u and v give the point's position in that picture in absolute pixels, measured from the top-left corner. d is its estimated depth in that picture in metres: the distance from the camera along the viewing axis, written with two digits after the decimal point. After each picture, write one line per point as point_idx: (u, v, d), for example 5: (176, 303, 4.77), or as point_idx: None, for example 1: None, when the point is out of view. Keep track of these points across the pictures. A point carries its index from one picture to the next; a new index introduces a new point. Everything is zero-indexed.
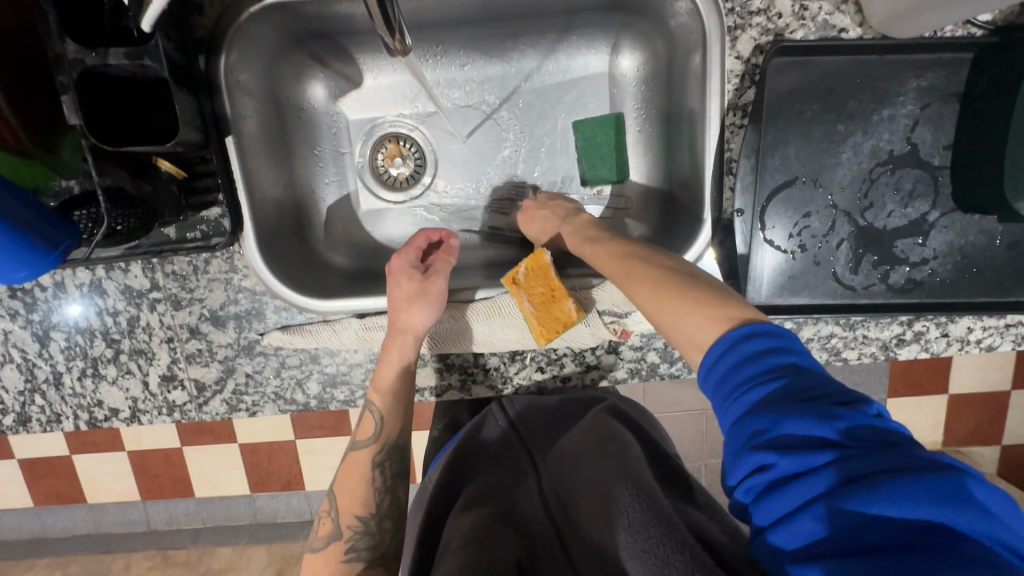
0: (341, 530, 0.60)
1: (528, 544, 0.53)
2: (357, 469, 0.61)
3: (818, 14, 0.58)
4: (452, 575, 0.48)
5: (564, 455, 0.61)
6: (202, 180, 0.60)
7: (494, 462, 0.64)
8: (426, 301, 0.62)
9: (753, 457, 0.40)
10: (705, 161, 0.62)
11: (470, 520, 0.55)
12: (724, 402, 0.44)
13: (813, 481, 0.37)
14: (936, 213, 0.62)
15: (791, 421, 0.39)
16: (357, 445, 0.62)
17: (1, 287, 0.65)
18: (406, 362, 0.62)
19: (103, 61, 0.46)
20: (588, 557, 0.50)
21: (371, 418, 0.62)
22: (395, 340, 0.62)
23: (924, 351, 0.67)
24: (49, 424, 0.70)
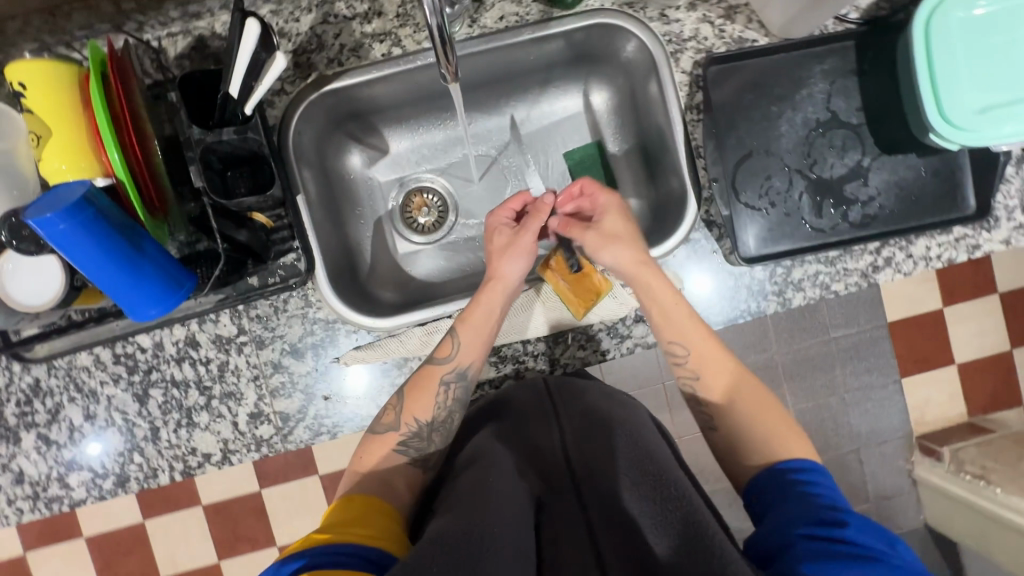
0: (400, 423, 0.68)
1: (545, 485, 0.62)
2: (430, 382, 0.69)
3: (734, 33, 0.77)
4: (469, 490, 0.57)
5: (590, 416, 0.67)
6: (278, 234, 0.73)
7: (525, 410, 0.70)
8: (515, 253, 0.74)
9: (817, 518, 0.51)
10: (678, 151, 0.78)
11: (498, 455, 0.64)
12: (783, 488, 0.58)
13: (859, 549, 0.48)
14: (867, 159, 0.77)
15: (853, 514, 0.51)
16: (435, 361, 0.70)
17: (106, 355, 0.75)
18: (491, 302, 0.72)
19: (218, 138, 0.61)
20: (600, 506, 0.57)
21: (452, 342, 0.70)
22: (491, 284, 0.73)
23: (898, 273, 0.79)
24: (146, 480, 0.76)
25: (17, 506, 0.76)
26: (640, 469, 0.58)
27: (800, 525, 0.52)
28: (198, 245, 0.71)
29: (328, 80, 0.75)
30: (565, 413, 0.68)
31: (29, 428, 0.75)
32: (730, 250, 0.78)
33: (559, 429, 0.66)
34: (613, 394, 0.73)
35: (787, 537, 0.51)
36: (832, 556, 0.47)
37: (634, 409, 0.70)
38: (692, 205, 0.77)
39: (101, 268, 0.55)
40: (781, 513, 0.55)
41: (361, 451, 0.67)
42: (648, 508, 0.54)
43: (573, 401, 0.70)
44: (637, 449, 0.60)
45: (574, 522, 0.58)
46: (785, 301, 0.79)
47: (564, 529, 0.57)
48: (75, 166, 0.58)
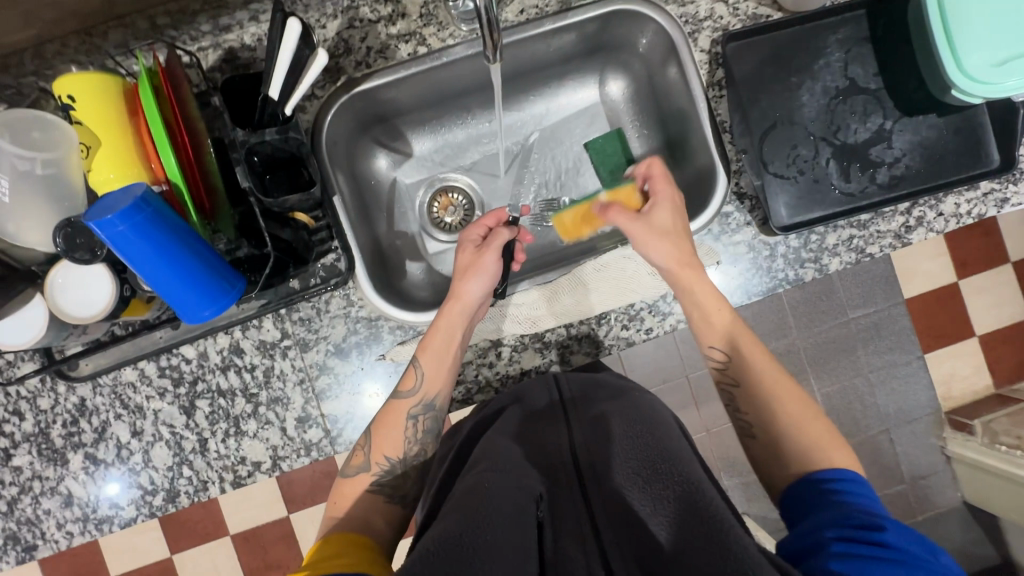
0: (371, 464, 0.68)
1: (551, 482, 0.60)
2: (396, 415, 0.69)
3: (748, 10, 0.79)
4: (465, 491, 0.56)
5: (603, 423, 0.65)
6: (318, 235, 0.73)
7: (537, 414, 0.70)
8: (476, 274, 0.73)
9: (854, 522, 0.49)
10: (705, 128, 0.79)
11: (502, 452, 0.63)
12: (818, 499, 0.56)
13: (899, 552, 0.46)
14: (889, 122, 0.79)
15: (892, 521, 0.49)
16: (398, 394, 0.70)
17: (151, 369, 0.74)
18: (454, 327, 0.72)
19: (262, 138, 0.62)
20: (609, 507, 0.56)
21: (414, 374, 0.70)
22: (450, 307, 0.72)
23: (931, 232, 0.80)
24: (196, 493, 0.75)
25: (67, 531, 0.74)
26: (652, 464, 0.56)
27: (833, 527, 0.50)
28: (238, 253, 0.68)
29: (357, 81, 0.76)
30: (577, 419, 0.67)
31: (76, 449, 0.74)
32: (763, 221, 0.79)
33: (570, 432, 0.65)
34: (626, 392, 0.72)
35: (822, 538, 0.49)
36: (874, 556, 0.45)
37: (655, 411, 0.67)
38: (722, 179, 0.78)
39: (155, 270, 0.55)
40: (818, 520, 0.53)
41: (335, 494, 0.68)
42: (660, 504, 0.53)
43: (586, 408, 0.68)
44: (647, 445, 0.59)
45: (579, 514, 0.57)
46: (822, 266, 0.79)
47: (569, 525, 0.56)
48: (122, 174, 0.59)
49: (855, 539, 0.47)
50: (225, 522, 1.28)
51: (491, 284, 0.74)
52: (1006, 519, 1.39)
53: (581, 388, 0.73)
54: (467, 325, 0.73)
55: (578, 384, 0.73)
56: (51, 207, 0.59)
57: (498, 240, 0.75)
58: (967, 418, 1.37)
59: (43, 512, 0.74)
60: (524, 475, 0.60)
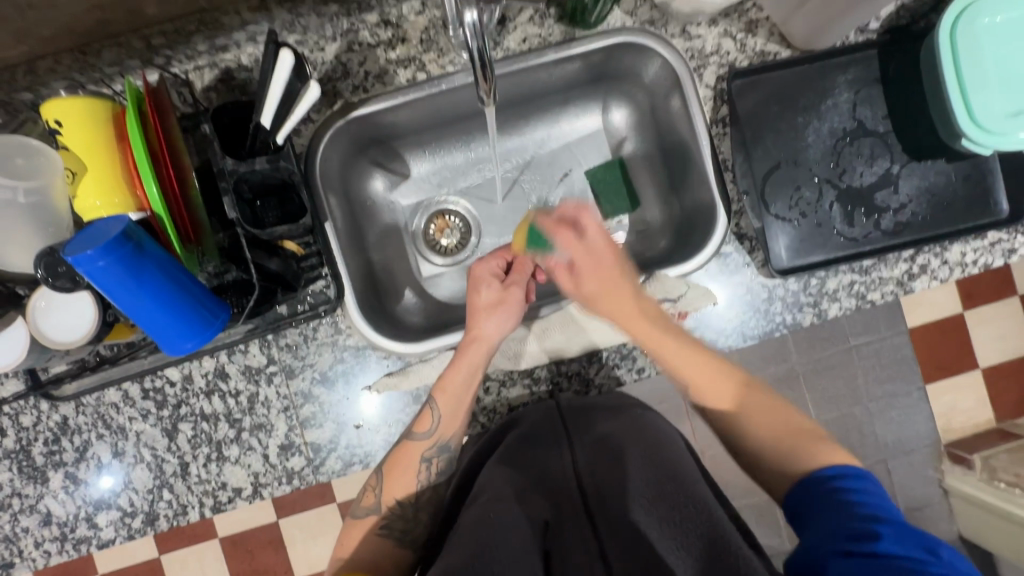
0: (379, 506, 0.67)
1: (555, 509, 0.61)
2: (410, 457, 0.68)
3: (756, 46, 0.77)
4: (468, 524, 0.55)
5: (604, 447, 0.64)
6: (307, 261, 0.72)
7: (537, 432, 0.68)
8: (499, 312, 0.73)
9: (851, 532, 0.49)
10: (706, 166, 0.78)
11: (503, 478, 0.62)
12: (819, 503, 0.55)
13: (899, 561, 0.45)
14: (897, 167, 0.77)
15: (889, 523, 0.49)
16: (414, 436, 0.69)
17: (135, 390, 0.74)
18: (474, 369, 0.70)
19: (251, 167, 0.61)
20: (619, 538, 0.55)
21: (431, 415, 0.69)
22: (471, 346, 0.71)
23: (934, 280, 0.78)
24: (176, 517, 0.74)
25: (45, 549, 0.74)
26: (657, 484, 0.57)
27: (833, 541, 0.49)
28: (226, 276, 0.68)
29: (355, 107, 0.76)
30: (580, 441, 0.66)
31: (57, 467, 0.74)
32: (763, 262, 0.77)
33: (572, 453, 0.66)
34: (624, 406, 0.70)
35: (824, 554, 0.49)
36: (876, 572, 0.45)
37: (659, 428, 0.66)
38: (722, 219, 0.76)
39: (143, 304, 0.54)
40: (817, 527, 0.52)
41: (343, 534, 0.68)
42: (667, 534, 0.53)
43: (588, 433, 0.67)
44: (654, 476, 0.58)
45: (588, 545, 0.57)
46: (820, 312, 0.77)
47: (575, 552, 0.57)
48: (109, 202, 0.58)
49: (857, 553, 0.47)
50: (213, 526, 1.29)
51: (512, 322, 0.74)
52: (999, 557, 1.37)
53: (586, 403, 0.71)
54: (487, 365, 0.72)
55: (582, 402, 0.72)
56: (35, 233, 0.58)
57: (522, 278, 0.76)
58: (965, 451, 1.35)
59: (21, 530, 0.74)
60: (528, 505, 0.60)
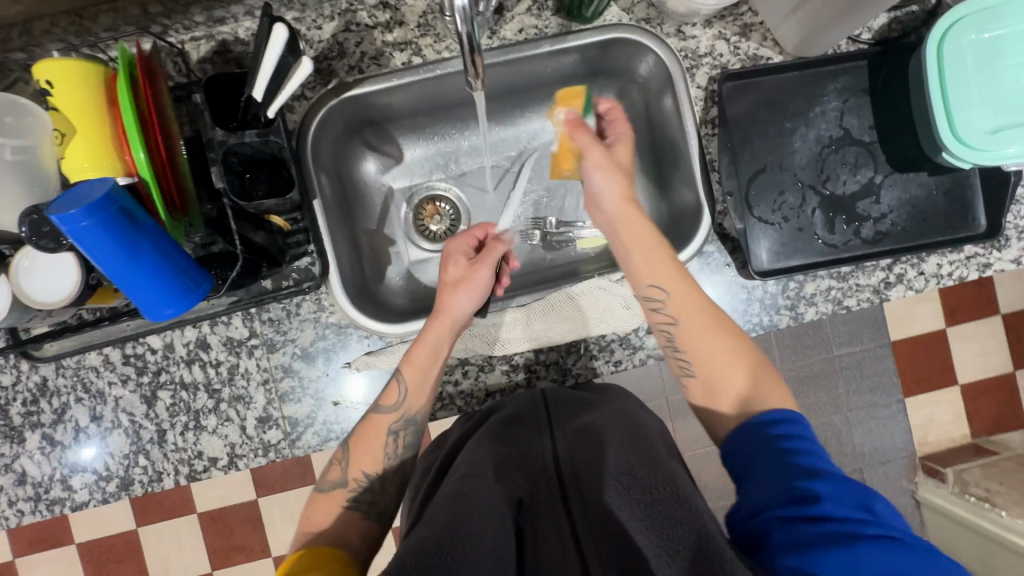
0: (348, 479, 0.67)
1: (532, 489, 0.61)
2: (377, 429, 0.69)
3: (749, 50, 0.78)
4: (445, 496, 0.55)
5: (584, 436, 0.64)
6: (294, 237, 0.73)
7: (522, 419, 0.70)
8: (464, 288, 0.73)
9: (789, 493, 0.50)
10: (694, 165, 0.79)
11: (485, 453, 0.62)
12: (763, 451, 0.54)
13: (833, 524, 0.46)
14: (879, 177, 0.78)
15: (826, 481, 0.49)
16: (380, 409, 0.69)
17: (116, 355, 0.74)
18: (439, 342, 0.71)
19: (241, 139, 0.62)
20: (592, 525, 0.55)
21: (398, 387, 0.69)
22: (437, 320, 0.71)
23: (910, 290, 0.80)
24: (150, 483, 0.75)
25: (18, 508, 0.74)
26: (633, 467, 0.56)
27: (773, 506, 0.50)
28: (213, 247, 0.70)
29: (349, 86, 0.76)
30: (561, 431, 0.66)
31: (34, 428, 0.74)
32: (744, 264, 0.78)
33: (553, 440, 0.65)
34: (607, 399, 0.72)
35: (764, 520, 0.49)
36: (817, 543, 0.45)
37: (641, 419, 0.67)
38: (705, 219, 0.78)
39: (121, 266, 0.55)
40: (753, 484, 0.53)
41: (309, 510, 0.66)
42: (641, 514, 0.51)
43: (570, 421, 0.68)
44: (626, 458, 0.57)
45: (560, 529, 0.56)
46: (797, 315, 0.79)
47: (548, 534, 0.56)
48: (96, 165, 0.58)
49: (795, 517, 0.47)
50: (192, 500, 1.31)
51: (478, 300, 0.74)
52: None
53: (568, 398, 0.73)
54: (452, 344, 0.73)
55: (564, 395, 0.74)
56: (21, 191, 0.58)
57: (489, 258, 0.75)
58: (940, 465, 1.37)
59: None
60: (505, 482, 0.59)
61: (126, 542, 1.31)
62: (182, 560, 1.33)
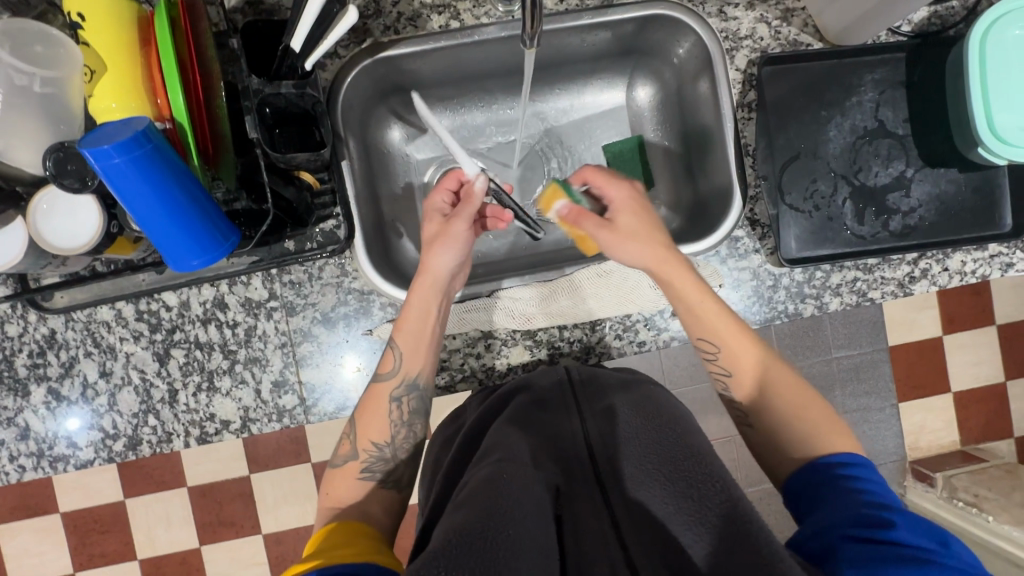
0: (359, 451, 0.66)
1: (566, 475, 0.61)
2: (378, 398, 0.68)
3: (789, 35, 0.78)
4: (478, 482, 0.53)
5: (613, 416, 0.64)
6: (321, 198, 0.71)
7: (547, 400, 0.69)
8: (446, 243, 0.70)
9: (866, 517, 0.49)
10: (729, 149, 0.78)
11: (516, 439, 0.61)
12: (825, 485, 0.56)
13: (911, 551, 0.45)
14: (911, 170, 0.78)
15: (901, 513, 0.49)
16: (379, 377, 0.69)
17: (129, 310, 0.72)
18: (426, 307, 0.69)
19: (277, 90, 0.60)
20: (631, 513, 0.54)
21: (393, 354, 0.68)
22: (423, 281, 0.69)
23: (933, 285, 0.80)
24: (159, 444, 0.72)
25: (19, 464, 0.72)
26: (661, 458, 0.55)
27: (842, 526, 0.49)
28: (236, 204, 0.66)
29: (384, 47, 0.74)
30: (589, 411, 0.66)
31: (40, 381, 0.72)
32: (772, 250, 0.78)
33: (582, 420, 0.65)
34: (635, 383, 0.70)
35: (835, 537, 0.49)
36: (888, 561, 0.44)
37: (667, 403, 0.66)
38: (737, 202, 0.77)
39: (152, 212, 0.53)
40: (820, 512, 0.52)
41: (326, 486, 0.66)
42: (680, 502, 0.52)
43: (598, 400, 0.67)
44: (662, 444, 0.57)
45: (598, 514, 0.56)
46: (822, 304, 0.79)
47: (586, 521, 0.56)
48: (126, 106, 0.55)
49: (870, 537, 0.47)
50: (184, 472, 1.29)
51: (461, 253, 0.71)
52: None
53: (593, 376, 0.72)
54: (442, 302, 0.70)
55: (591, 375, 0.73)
56: (45, 128, 0.56)
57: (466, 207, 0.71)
58: (930, 469, 1.40)
59: None
60: (539, 468, 0.59)
61: (117, 511, 1.28)
62: (172, 532, 1.30)
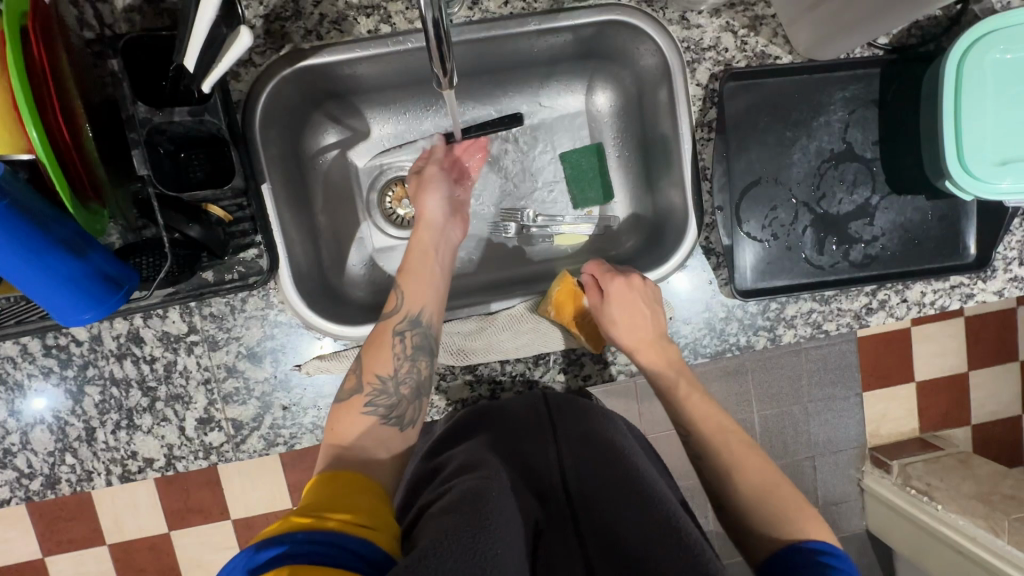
0: (362, 385, 0.62)
1: (544, 512, 0.59)
2: (385, 334, 0.64)
3: (757, 46, 0.72)
4: (468, 490, 0.53)
5: (591, 446, 0.63)
6: (238, 227, 0.65)
7: (520, 427, 0.67)
8: (433, 190, 0.73)
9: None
10: (686, 172, 0.73)
11: (493, 461, 0.60)
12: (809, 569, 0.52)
13: None
14: (876, 197, 0.74)
15: None
16: (386, 315, 0.66)
17: (35, 345, 0.67)
18: (423, 247, 0.70)
19: (168, 119, 0.54)
20: (600, 544, 0.55)
21: (397, 294, 0.67)
22: (418, 227, 0.72)
23: (890, 317, 0.77)
24: (79, 483, 0.69)
25: None
26: (626, 490, 0.57)
27: None
28: (145, 232, 0.63)
29: (306, 55, 0.67)
30: (565, 440, 0.65)
31: None
32: (726, 281, 0.74)
33: (558, 453, 0.64)
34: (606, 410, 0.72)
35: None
36: None
37: (625, 441, 0.66)
38: (692, 234, 0.73)
39: (33, 263, 0.47)
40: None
41: (329, 425, 0.61)
42: (648, 536, 0.52)
43: (570, 428, 0.66)
44: (636, 479, 0.58)
45: (569, 552, 0.55)
46: (775, 337, 0.76)
47: (558, 559, 0.54)
48: None
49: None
50: None
51: (445, 195, 0.73)
52: (897, 559, 1.47)
53: (571, 400, 0.71)
54: (442, 246, 0.72)
55: (564, 398, 0.71)
56: None
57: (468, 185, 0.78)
58: (887, 456, 1.41)
59: None
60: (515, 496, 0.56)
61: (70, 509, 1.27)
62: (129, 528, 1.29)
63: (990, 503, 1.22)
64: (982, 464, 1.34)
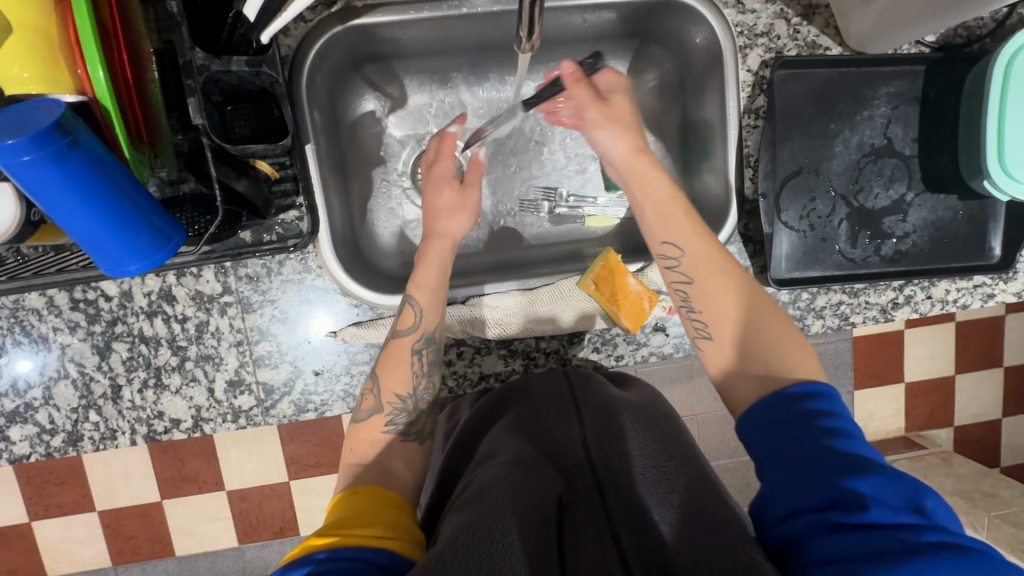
0: (382, 404, 0.61)
1: (569, 486, 0.54)
2: (402, 354, 0.62)
3: (808, 36, 0.73)
4: (493, 481, 0.51)
5: (614, 419, 0.60)
6: (281, 186, 0.64)
7: (543, 405, 0.65)
8: (462, 211, 0.69)
9: (827, 498, 0.43)
10: (729, 157, 0.74)
11: (514, 443, 0.58)
12: (777, 428, 0.48)
13: (894, 536, 0.40)
14: (911, 194, 0.75)
15: (871, 477, 0.43)
16: (398, 333, 0.63)
17: (63, 297, 0.65)
18: (445, 264, 0.66)
19: (225, 67, 0.53)
20: (626, 510, 0.50)
21: (412, 310, 0.63)
22: (440, 244, 0.67)
23: (914, 312, 0.79)
24: (102, 442, 0.68)
25: None
26: (639, 458, 0.54)
27: (810, 506, 0.44)
28: (182, 187, 0.59)
29: (357, 13, 0.66)
30: (588, 412, 0.62)
31: None
32: (761, 268, 0.75)
33: (580, 423, 0.61)
34: (633, 383, 0.71)
35: (799, 525, 0.43)
36: (870, 556, 0.40)
37: (667, 411, 0.63)
38: (733, 217, 0.73)
39: (73, 195, 0.44)
40: (771, 464, 0.48)
41: (348, 444, 0.60)
42: (664, 507, 0.50)
43: (591, 397, 0.64)
44: (653, 448, 0.55)
45: (598, 522, 0.50)
46: (804, 326, 0.77)
47: (587, 535, 0.49)
48: (43, 72, 0.46)
49: (832, 527, 0.42)
50: None
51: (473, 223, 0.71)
52: None
53: (590, 375, 0.69)
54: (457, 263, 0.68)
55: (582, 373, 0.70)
56: None
57: None
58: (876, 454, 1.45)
59: None
60: (539, 472, 0.53)
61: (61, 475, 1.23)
62: None
63: (971, 500, 1.27)
64: (965, 463, 1.38)
